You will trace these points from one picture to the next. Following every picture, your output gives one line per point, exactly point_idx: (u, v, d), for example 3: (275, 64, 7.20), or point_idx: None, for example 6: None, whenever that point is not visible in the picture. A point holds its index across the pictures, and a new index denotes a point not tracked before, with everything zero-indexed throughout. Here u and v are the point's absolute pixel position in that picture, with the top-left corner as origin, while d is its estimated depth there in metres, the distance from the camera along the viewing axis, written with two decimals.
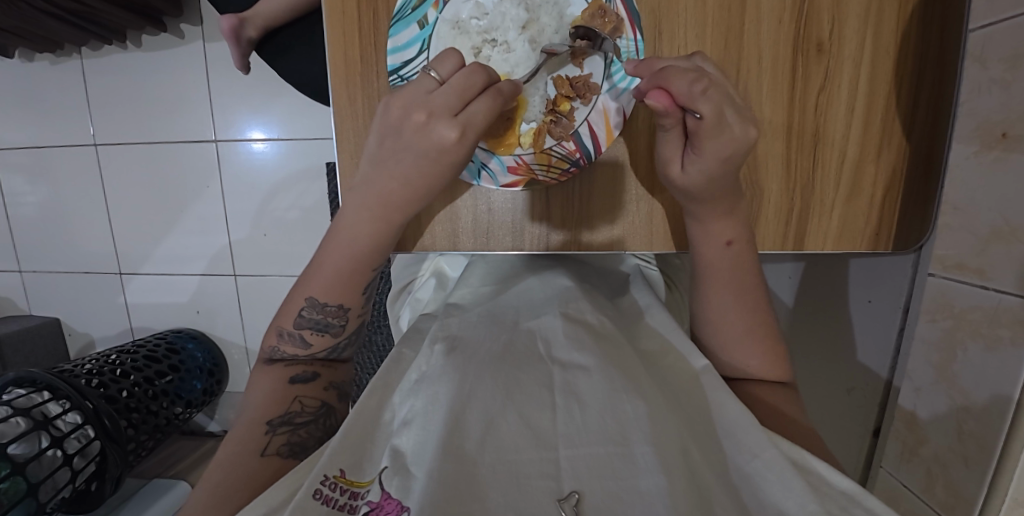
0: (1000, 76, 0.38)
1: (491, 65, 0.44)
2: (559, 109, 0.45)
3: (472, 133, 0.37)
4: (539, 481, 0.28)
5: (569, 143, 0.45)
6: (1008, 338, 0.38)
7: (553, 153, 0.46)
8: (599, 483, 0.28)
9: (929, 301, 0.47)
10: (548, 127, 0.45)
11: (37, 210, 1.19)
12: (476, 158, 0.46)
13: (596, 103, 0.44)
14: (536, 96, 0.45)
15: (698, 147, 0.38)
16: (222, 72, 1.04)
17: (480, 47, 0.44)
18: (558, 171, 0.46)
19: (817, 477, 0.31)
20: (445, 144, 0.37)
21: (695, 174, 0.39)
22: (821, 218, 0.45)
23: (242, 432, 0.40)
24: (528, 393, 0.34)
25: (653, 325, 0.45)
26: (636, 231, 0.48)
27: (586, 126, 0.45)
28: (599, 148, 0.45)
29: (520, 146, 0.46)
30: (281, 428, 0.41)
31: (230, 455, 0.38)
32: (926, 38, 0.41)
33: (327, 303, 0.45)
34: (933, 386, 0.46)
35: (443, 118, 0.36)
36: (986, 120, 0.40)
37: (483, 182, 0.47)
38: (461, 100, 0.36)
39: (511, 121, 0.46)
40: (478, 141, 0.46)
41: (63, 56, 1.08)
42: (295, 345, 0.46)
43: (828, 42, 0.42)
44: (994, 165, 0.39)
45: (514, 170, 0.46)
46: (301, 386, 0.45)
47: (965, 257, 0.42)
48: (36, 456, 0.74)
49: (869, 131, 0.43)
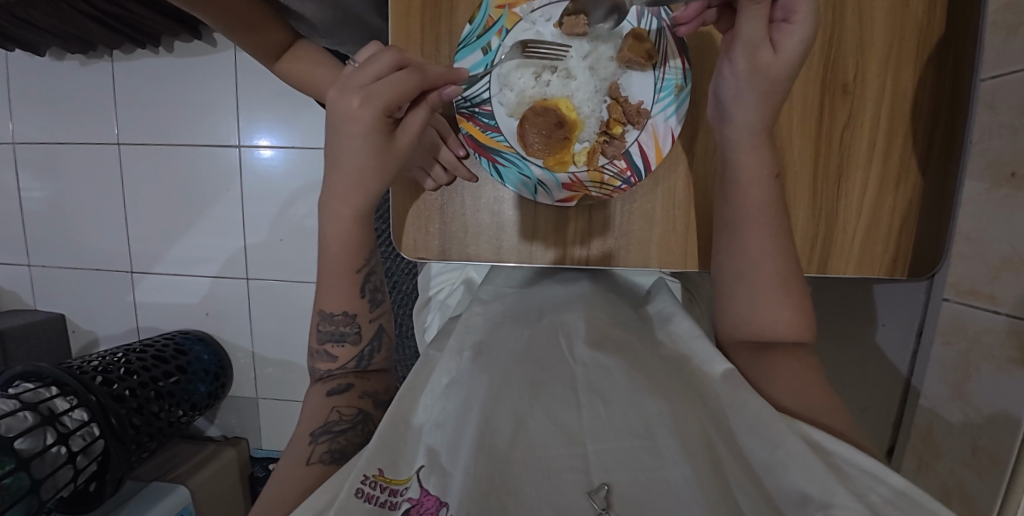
0: (1010, 122, 0.44)
1: (550, 88, 0.48)
2: (611, 131, 0.49)
3: (380, 103, 0.37)
4: (568, 473, 0.28)
5: (620, 161, 0.48)
6: (1018, 358, 0.41)
7: (605, 170, 0.49)
8: (628, 473, 0.28)
9: (945, 325, 0.52)
10: (601, 147, 0.49)
11: (50, 204, 1.19)
12: (532, 175, 0.49)
13: (647, 127, 0.48)
14: (592, 118, 0.49)
15: (791, 13, 0.38)
16: (251, 80, 1.07)
17: (540, 72, 0.48)
18: (610, 187, 0.49)
19: (840, 457, 0.31)
20: (354, 113, 0.38)
21: (793, 44, 0.38)
22: (844, 243, 0.48)
23: (293, 445, 0.42)
24: (553, 392, 0.33)
25: (677, 331, 0.45)
26: (671, 251, 0.50)
27: (637, 146, 0.48)
28: (649, 165, 0.48)
29: (574, 163, 0.50)
30: (321, 437, 0.41)
31: (292, 458, 0.40)
32: (940, 85, 0.45)
33: (334, 312, 0.48)
34: (949, 402, 0.51)
35: (350, 89, 0.38)
36: (997, 161, 0.45)
37: (538, 197, 0.50)
38: (369, 75, 0.38)
39: (567, 140, 0.49)
40: (537, 157, 0.49)
41: (93, 56, 1.11)
42: (325, 360, 0.49)
43: (852, 84, 0.46)
44: (1005, 200, 0.44)
45: (568, 186, 0.50)
46: (336, 397, 0.45)
47: (979, 283, 0.47)
48: (42, 452, 0.73)
49: (888, 165, 0.47)
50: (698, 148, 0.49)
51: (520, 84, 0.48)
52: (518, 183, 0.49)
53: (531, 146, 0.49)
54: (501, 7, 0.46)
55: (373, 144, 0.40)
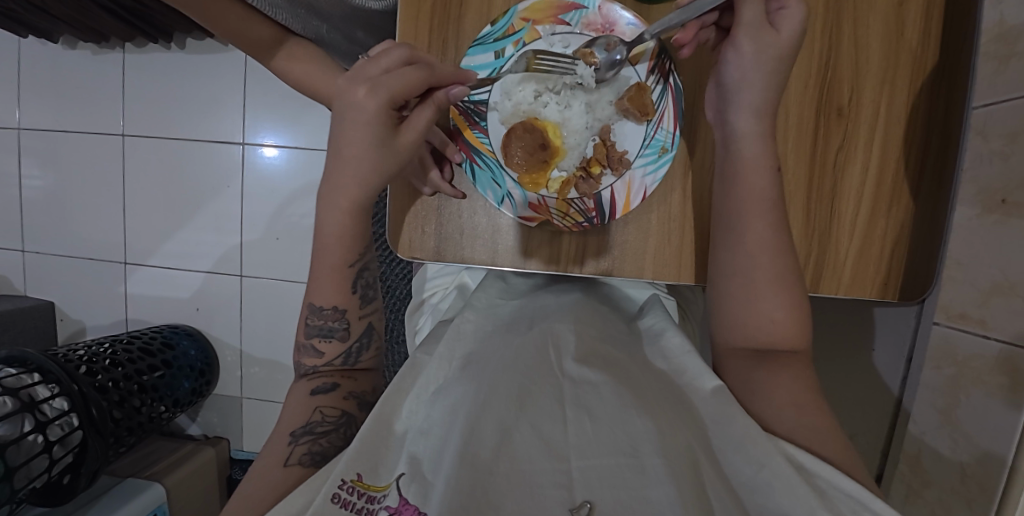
0: (1001, 150, 0.45)
1: (545, 110, 0.49)
2: (590, 170, 0.50)
3: (385, 94, 0.39)
4: (552, 490, 0.27)
5: (589, 201, 0.49)
6: (1008, 384, 0.42)
7: (573, 204, 0.50)
8: (610, 492, 0.27)
9: (933, 349, 0.53)
10: (575, 181, 0.50)
11: (49, 192, 1.19)
12: (504, 185, 0.50)
13: (624, 176, 0.49)
14: (575, 150, 0.49)
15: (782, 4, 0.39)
16: (260, 79, 1.09)
17: (541, 93, 0.48)
18: (573, 221, 0.50)
19: (827, 481, 0.31)
20: (360, 102, 0.39)
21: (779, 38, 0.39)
22: (836, 263, 0.48)
23: (270, 444, 0.41)
24: (540, 405, 0.32)
25: (668, 347, 0.44)
26: (666, 263, 0.50)
27: (609, 191, 0.49)
28: (614, 214, 0.49)
29: (546, 188, 0.50)
30: (302, 438, 0.41)
31: (267, 458, 0.39)
32: (932, 113, 0.46)
33: (324, 306, 0.48)
34: (939, 429, 0.51)
35: (359, 78, 0.39)
36: (988, 188, 0.46)
37: (502, 207, 0.50)
38: (378, 67, 0.40)
39: (546, 164, 0.50)
40: (513, 171, 0.50)
41: (104, 48, 1.13)
42: (310, 356, 0.48)
43: (847, 108, 0.47)
44: (995, 225, 0.45)
45: (534, 206, 0.50)
46: (320, 397, 0.45)
47: (969, 308, 0.48)
48: (18, 439, 0.71)
49: (881, 190, 0.47)
50: (695, 163, 0.49)
51: (519, 95, 0.49)
52: (488, 190, 0.50)
53: (512, 157, 0.50)
54: (525, 20, 0.47)
55: (375, 134, 0.40)
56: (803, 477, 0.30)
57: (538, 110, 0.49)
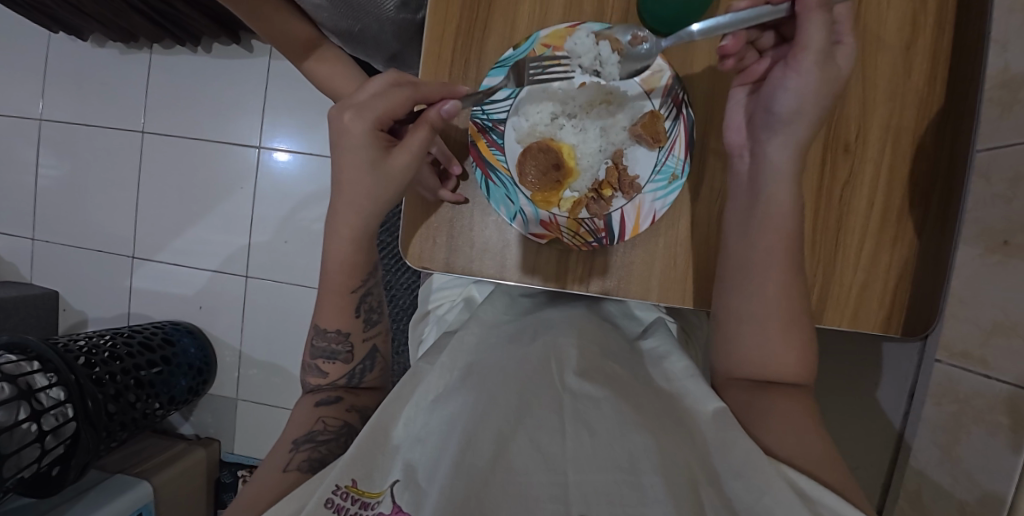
0: (1004, 193, 0.46)
1: (561, 132, 0.51)
2: (601, 192, 0.50)
3: (370, 114, 0.41)
4: (548, 503, 0.27)
5: (599, 221, 0.50)
6: (1008, 425, 0.42)
7: (583, 223, 0.51)
8: (606, 508, 0.27)
9: (934, 386, 0.53)
10: (587, 201, 0.51)
11: (64, 183, 1.21)
12: (517, 201, 0.51)
13: (634, 199, 0.50)
14: (588, 172, 0.51)
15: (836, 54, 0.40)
16: (280, 86, 1.12)
17: (557, 115, 0.50)
18: (583, 240, 0.51)
19: (826, 508, 0.31)
20: (346, 126, 0.42)
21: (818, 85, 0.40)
22: (840, 295, 0.49)
23: (274, 449, 0.41)
24: (540, 419, 0.32)
25: (671, 371, 0.44)
26: (672, 286, 0.51)
27: (619, 213, 0.50)
28: (623, 235, 0.50)
29: (558, 206, 0.51)
30: (303, 445, 0.41)
31: (268, 462, 0.40)
32: (937, 154, 0.48)
33: (327, 329, 0.49)
34: (939, 467, 0.51)
35: (346, 106, 0.42)
36: (991, 228, 0.47)
37: (514, 222, 0.51)
38: (364, 92, 0.42)
39: (559, 184, 0.51)
40: (527, 188, 0.51)
41: (132, 48, 1.16)
42: (315, 376, 0.49)
43: (853, 144, 0.48)
44: (997, 265, 0.46)
45: (545, 223, 0.51)
46: (324, 408, 0.45)
47: (970, 346, 0.48)
48: (12, 426, 0.71)
49: (885, 225, 0.48)
50: (704, 189, 0.51)
51: (535, 117, 0.51)
52: (501, 205, 0.51)
53: (525, 175, 0.51)
54: (546, 45, 0.48)
55: (365, 155, 0.42)
56: (803, 503, 0.30)
57: (553, 132, 0.50)
